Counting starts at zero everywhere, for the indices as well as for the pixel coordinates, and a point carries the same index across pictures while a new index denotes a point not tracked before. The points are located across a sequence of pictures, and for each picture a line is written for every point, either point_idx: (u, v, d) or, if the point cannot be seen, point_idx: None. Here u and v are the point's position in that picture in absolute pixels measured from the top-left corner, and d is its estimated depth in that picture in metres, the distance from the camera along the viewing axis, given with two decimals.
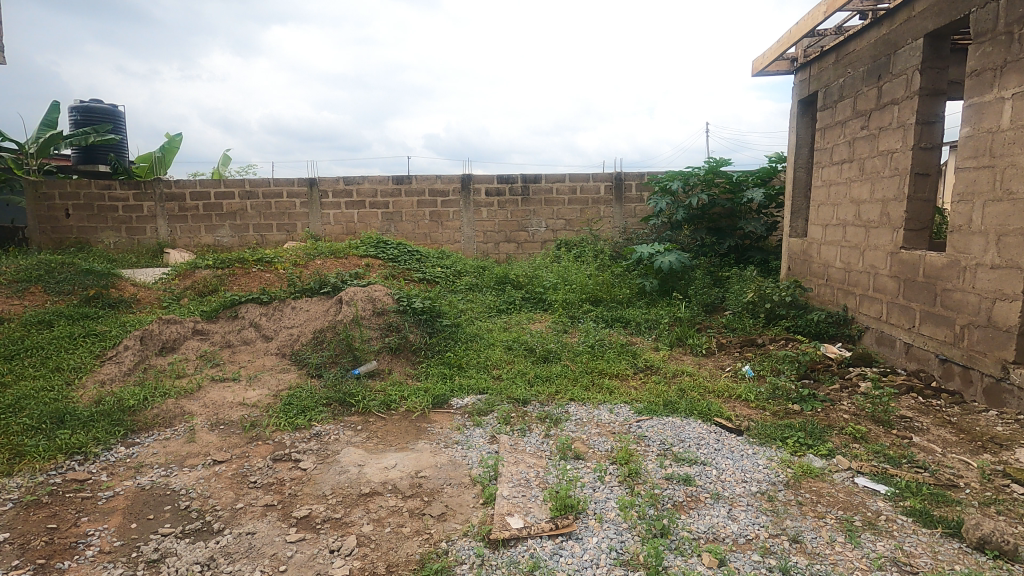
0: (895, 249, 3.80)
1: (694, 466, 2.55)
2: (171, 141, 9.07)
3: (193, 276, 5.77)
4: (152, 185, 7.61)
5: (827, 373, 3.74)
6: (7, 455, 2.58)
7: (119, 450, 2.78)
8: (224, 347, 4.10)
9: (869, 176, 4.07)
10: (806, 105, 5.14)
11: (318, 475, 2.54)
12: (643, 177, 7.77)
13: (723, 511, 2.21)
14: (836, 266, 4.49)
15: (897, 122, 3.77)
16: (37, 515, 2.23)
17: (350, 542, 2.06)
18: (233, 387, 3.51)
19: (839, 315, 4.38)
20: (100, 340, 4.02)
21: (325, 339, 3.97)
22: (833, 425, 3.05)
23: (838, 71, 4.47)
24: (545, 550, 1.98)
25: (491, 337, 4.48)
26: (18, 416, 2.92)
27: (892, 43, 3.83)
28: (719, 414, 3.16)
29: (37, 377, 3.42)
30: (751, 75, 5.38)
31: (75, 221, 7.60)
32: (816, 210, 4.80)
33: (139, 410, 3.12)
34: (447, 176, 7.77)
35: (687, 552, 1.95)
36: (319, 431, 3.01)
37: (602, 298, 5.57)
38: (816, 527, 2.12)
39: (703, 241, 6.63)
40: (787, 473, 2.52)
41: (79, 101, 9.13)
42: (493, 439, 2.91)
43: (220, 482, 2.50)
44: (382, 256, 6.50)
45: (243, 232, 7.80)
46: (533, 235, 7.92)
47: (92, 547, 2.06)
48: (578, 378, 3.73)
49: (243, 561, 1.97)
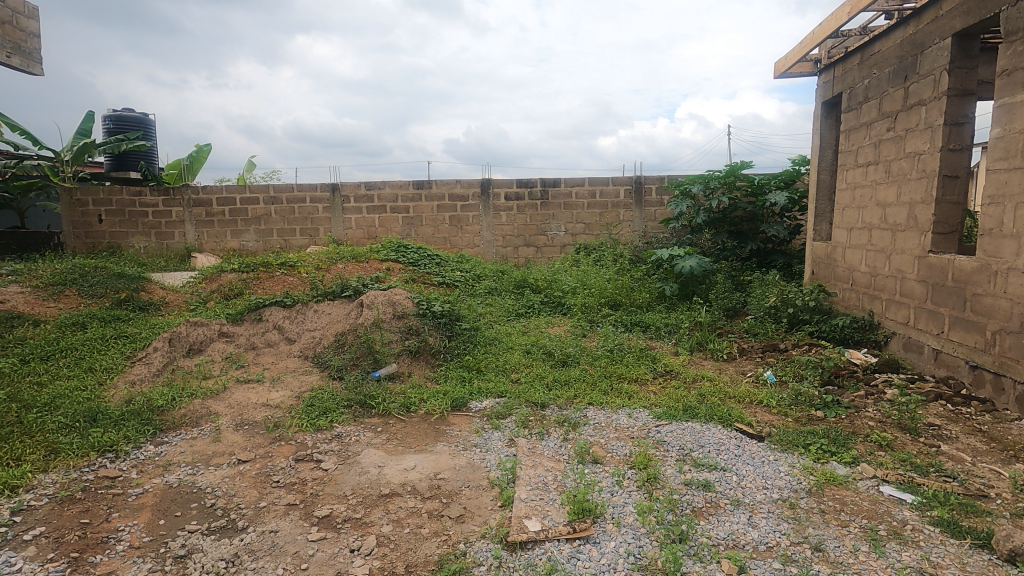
0: (923, 253, 3.72)
1: (713, 471, 2.53)
2: (199, 149, 9.31)
3: (219, 280, 5.91)
4: (181, 191, 7.82)
5: (852, 379, 3.68)
6: (43, 452, 2.67)
7: (148, 449, 2.86)
8: (248, 349, 4.19)
9: (896, 178, 3.99)
10: (830, 106, 5.05)
11: (340, 476, 2.58)
12: (663, 181, 7.72)
13: (743, 517, 2.19)
14: (861, 270, 4.41)
15: (925, 123, 3.69)
16: (70, 510, 2.31)
17: (369, 541, 2.09)
18: (256, 389, 3.58)
19: (864, 320, 4.29)
20: (130, 342, 4.15)
21: (347, 342, 4.04)
22: (858, 432, 3.00)
23: (863, 72, 4.40)
24: (562, 553, 1.98)
25: (510, 341, 4.50)
26: (52, 414, 3.01)
27: (918, 43, 3.75)
28: (740, 420, 3.12)
29: (71, 377, 3.54)
30: (774, 77, 5.32)
31: (107, 226, 7.85)
32: (841, 213, 4.71)
33: (168, 409, 3.21)
34: (467, 181, 7.82)
35: (706, 558, 1.94)
36: (340, 432, 3.06)
37: (621, 302, 5.55)
38: (839, 536, 2.08)
39: (724, 245, 6.56)
40: (810, 480, 2.49)
41: (112, 110, 9.41)
42: (511, 441, 2.92)
43: (245, 481, 2.56)
44: (402, 260, 6.57)
45: (267, 236, 7.95)
46: (552, 239, 7.94)
47: (123, 542, 2.13)
48: (597, 382, 3.72)
49: (267, 558, 2.01)
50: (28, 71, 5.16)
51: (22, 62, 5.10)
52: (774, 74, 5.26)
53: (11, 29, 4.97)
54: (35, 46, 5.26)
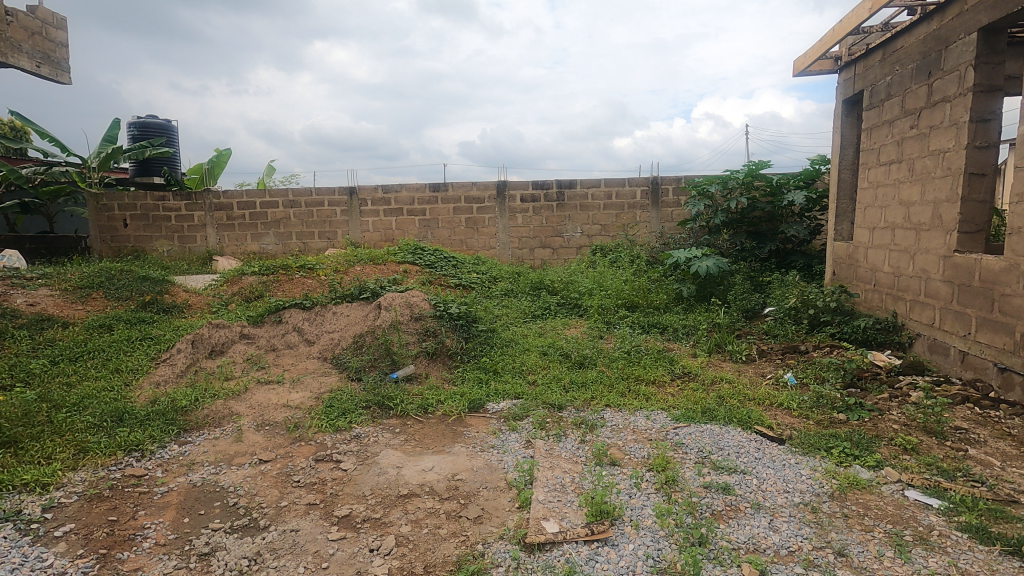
0: (948, 253, 3.64)
1: (733, 474, 2.50)
2: (220, 154, 9.48)
3: (240, 282, 6.01)
4: (203, 196, 7.97)
5: (875, 381, 3.61)
6: (73, 450, 2.74)
7: (173, 448, 2.92)
8: (269, 350, 4.26)
9: (919, 177, 3.92)
10: (851, 104, 4.97)
11: (359, 476, 2.61)
12: (680, 181, 7.67)
13: (763, 521, 2.16)
14: (884, 271, 4.33)
15: (949, 120, 3.62)
16: (99, 507, 2.37)
17: (388, 541, 2.10)
18: (277, 389, 3.64)
19: (887, 321, 4.22)
20: (155, 343, 4.24)
21: (365, 344, 4.08)
22: (882, 435, 2.95)
23: (885, 69, 4.32)
24: (580, 555, 1.98)
25: (527, 342, 4.51)
26: (81, 413, 3.09)
27: (942, 39, 3.68)
28: (760, 422, 3.09)
29: (98, 377, 3.63)
30: (793, 76, 5.25)
31: (132, 230, 8.04)
32: (862, 213, 4.62)
33: (191, 409, 3.28)
34: (483, 183, 7.84)
35: (726, 562, 1.92)
36: (359, 433, 3.09)
37: (638, 303, 5.52)
38: (863, 541, 2.04)
39: (742, 246, 6.48)
40: (832, 484, 2.45)
41: (136, 117, 9.62)
42: (529, 443, 2.92)
43: (267, 481, 2.60)
44: (419, 262, 6.61)
45: (286, 239, 8.07)
46: (569, 240, 7.93)
47: (149, 539, 2.18)
48: (614, 384, 3.70)
49: (288, 557, 2.04)
50: (56, 80, 5.34)
51: (51, 71, 5.26)
52: (793, 72, 5.19)
53: (40, 39, 5.12)
54: (64, 56, 5.43)
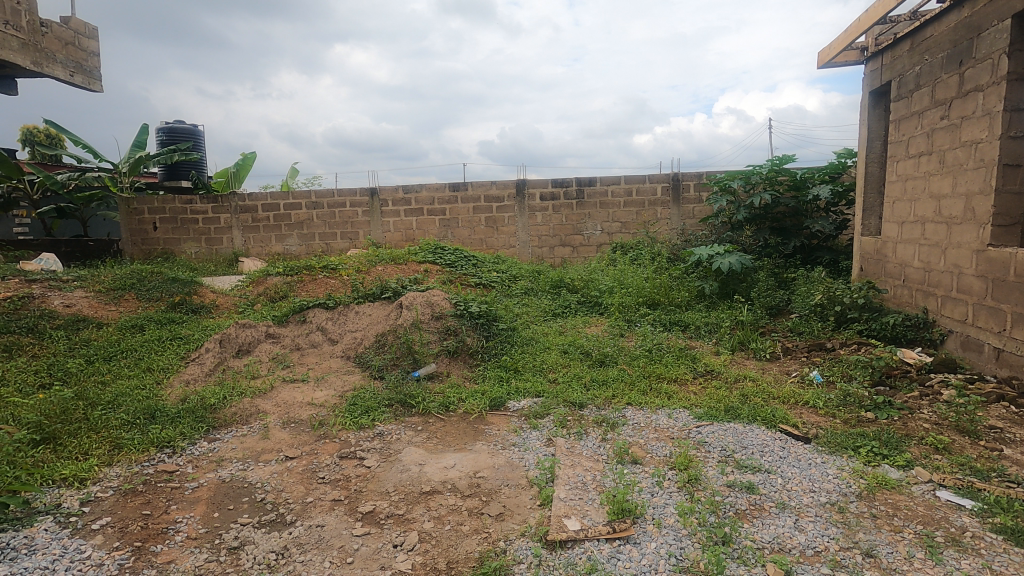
0: (981, 247, 3.54)
1: (757, 474, 2.47)
2: (245, 157, 9.67)
3: (265, 283, 6.12)
4: (228, 199, 8.14)
5: (905, 379, 3.52)
6: (108, 447, 2.83)
7: (203, 444, 3.00)
8: (294, 349, 4.34)
9: (951, 169, 3.81)
10: (878, 96, 4.86)
11: (382, 473, 2.64)
12: (702, 177, 7.57)
13: (789, 521, 2.13)
14: (914, 266, 4.22)
15: (982, 110, 3.51)
16: (133, 502, 2.45)
17: (412, 537, 2.13)
18: (302, 388, 3.70)
19: (917, 318, 4.11)
20: (184, 343, 4.35)
21: (387, 343, 4.13)
22: (912, 434, 2.88)
23: (914, 59, 4.21)
24: (602, 553, 1.98)
25: (547, 341, 4.50)
26: (115, 410, 3.19)
27: (974, 26, 3.57)
28: (785, 421, 3.04)
29: (131, 376, 3.74)
30: (818, 68, 5.14)
31: (161, 233, 8.25)
32: (891, 207, 4.51)
33: (220, 407, 3.36)
34: (502, 182, 7.86)
35: (750, 562, 1.90)
36: (382, 431, 3.13)
37: (659, 301, 5.47)
38: (892, 541, 2.01)
39: (766, 242, 6.37)
40: (860, 484, 2.40)
41: (164, 122, 9.86)
42: (550, 441, 2.92)
43: (293, 477, 2.65)
44: (440, 261, 6.66)
45: (310, 240, 8.20)
46: (588, 238, 7.90)
47: (181, 533, 2.25)
48: (635, 382, 3.69)
49: (314, 551, 2.08)
50: (89, 88, 5.52)
51: (83, 80, 5.44)
52: (817, 64, 5.09)
53: (73, 49, 5.29)
54: (95, 64, 5.60)
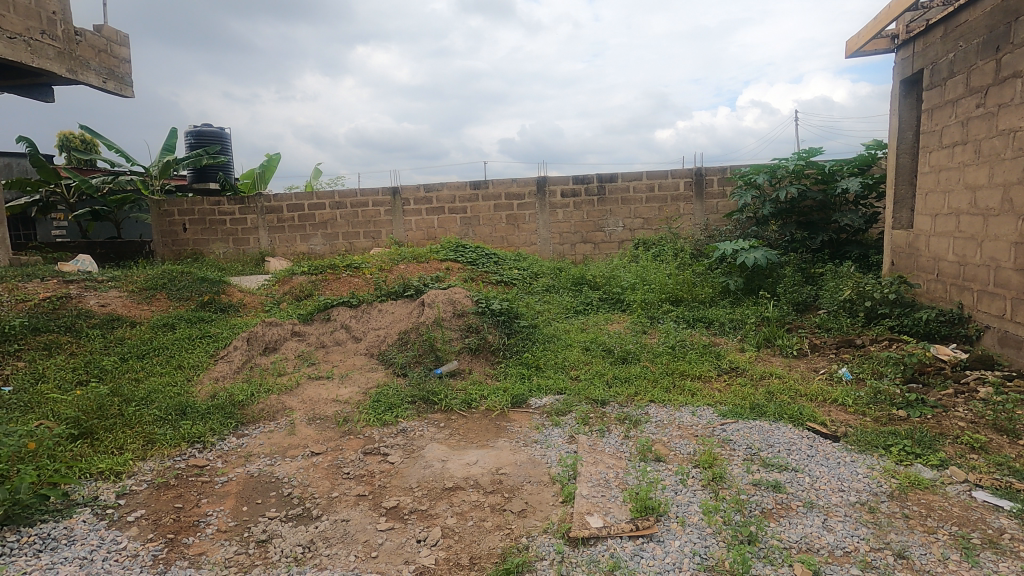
0: (1020, 239, 3.41)
1: (784, 472, 2.43)
2: (270, 158, 9.84)
3: (291, 282, 6.23)
4: (255, 200, 8.31)
5: (939, 376, 3.42)
6: (141, 442, 2.92)
7: (232, 440, 3.07)
8: (318, 347, 4.40)
9: (987, 159, 3.68)
10: (910, 85, 4.71)
11: (405, 469, 2.67)
12: (726, 171, 7.46)
13: (817, 520, 2.09)
14: (948, 260, 4.10)
15: (1020, 97, 3.38)
16: (166, 495, 2.52)
17: (435, 533, 2.15)
18: (327, 385, 3.76)
19: (952, 313, 3.98)
20: (213, 341, 4.46)
21: (409, 340, 4.17)
22: (946, 432, 2.79)
23: (947, 45, 4.07)
24: (625, 550, 1.97)
25: (569, 338, 4.49)
26: (148, 406, 3.29)
27: (1011, 10, 3.43)
28: (812, 419, 2.98)
29: (163, 373, 3.85)
30: (846, 57, 5.00)
31: (191, 234, 8.46)
32: (924, 199, 4.38)
33: (248, 404, 3.43)
34: (523, 179, 7.86)
35: (777, 561, 1.87)
36: (405, 427, 3.16)
37: (683, 297, 5.40)
38: (926, 543, 1.95)
39: (792, 237, 6.24)
40: (891, 483, 2.34)
41: (192, 126, 10.09)
42: (572, 438, 2.92)
43: (318, 473, 2.70)
44: (461, 259, 6.69)
45: (333, 240, 8.31)
46: (610, 235, 7.84)
47: (211, 526, 2.30)
48: (658, 379, 3.66)
49: (340, 545, 2.12)
50: (121, 95, 5.68)
51: (116, 86, 5.61)
52: (845, 53, 4.96)
53: (106, 56, 5.45)
54: (126, 71, 5.76)
